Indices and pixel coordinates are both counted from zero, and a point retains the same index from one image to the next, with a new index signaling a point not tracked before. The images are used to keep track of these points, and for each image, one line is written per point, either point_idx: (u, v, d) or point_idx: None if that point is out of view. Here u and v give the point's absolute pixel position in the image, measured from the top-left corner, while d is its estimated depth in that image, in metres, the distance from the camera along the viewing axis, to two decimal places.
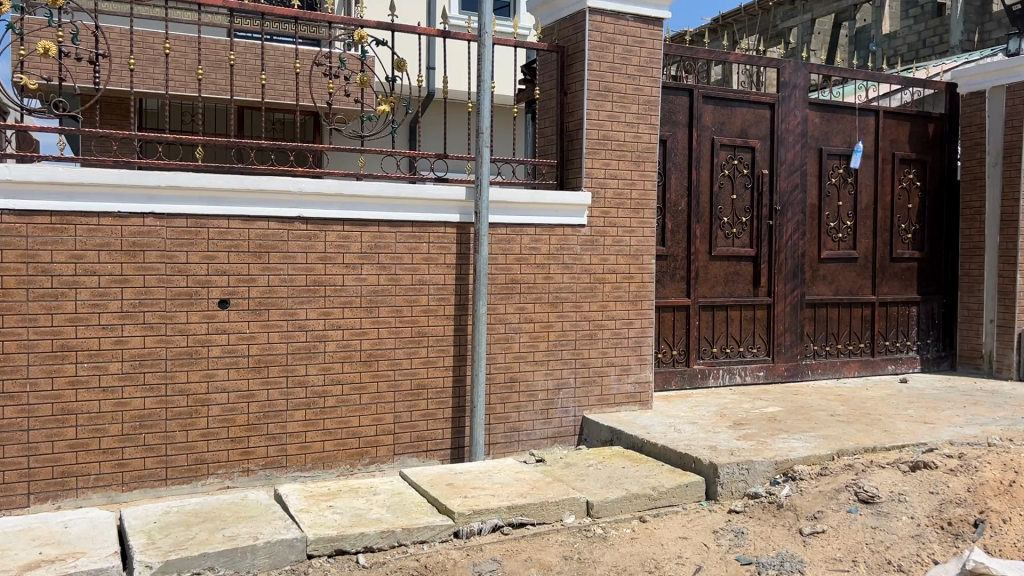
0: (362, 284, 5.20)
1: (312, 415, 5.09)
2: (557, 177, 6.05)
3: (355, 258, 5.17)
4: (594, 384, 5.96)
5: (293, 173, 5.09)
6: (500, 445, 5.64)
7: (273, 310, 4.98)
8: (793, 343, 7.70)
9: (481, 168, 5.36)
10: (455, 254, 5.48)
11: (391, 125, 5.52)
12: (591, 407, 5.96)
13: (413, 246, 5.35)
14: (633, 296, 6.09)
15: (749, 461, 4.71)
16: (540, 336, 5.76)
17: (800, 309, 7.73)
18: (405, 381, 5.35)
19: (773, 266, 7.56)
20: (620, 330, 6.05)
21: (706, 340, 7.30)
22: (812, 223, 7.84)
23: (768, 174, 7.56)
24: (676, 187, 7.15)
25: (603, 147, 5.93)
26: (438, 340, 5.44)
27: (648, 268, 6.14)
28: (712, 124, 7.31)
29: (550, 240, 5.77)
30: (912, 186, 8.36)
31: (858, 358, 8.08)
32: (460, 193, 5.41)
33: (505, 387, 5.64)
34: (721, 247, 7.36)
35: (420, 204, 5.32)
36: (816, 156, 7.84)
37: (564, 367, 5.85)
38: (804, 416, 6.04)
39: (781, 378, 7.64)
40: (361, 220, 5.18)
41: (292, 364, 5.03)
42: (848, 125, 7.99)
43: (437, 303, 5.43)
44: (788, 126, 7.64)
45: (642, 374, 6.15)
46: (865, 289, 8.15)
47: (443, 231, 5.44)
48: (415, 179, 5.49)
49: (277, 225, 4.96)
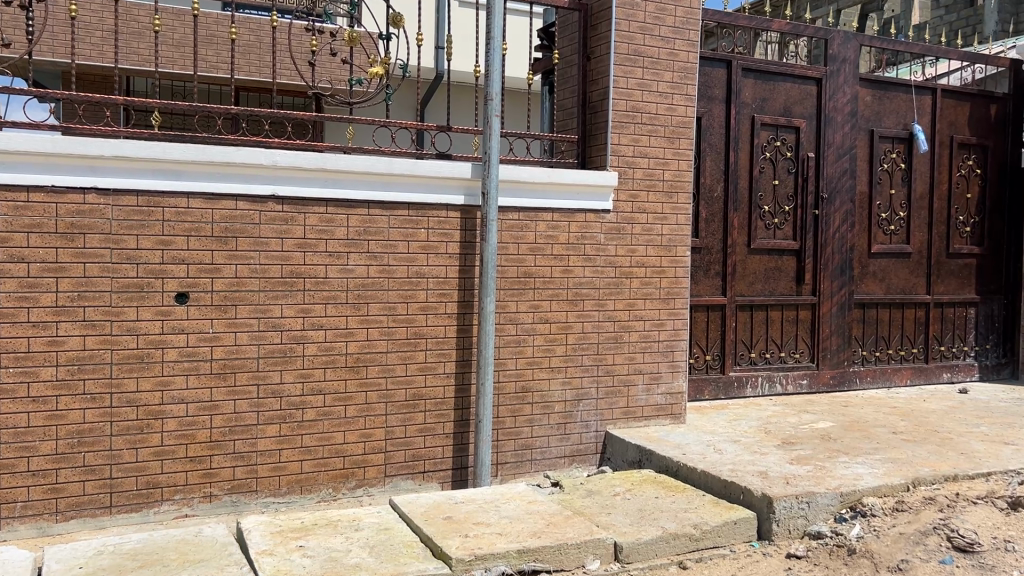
0: (349, 277, 4.42)
1: (288, 430, 4.31)
2: (579, 156, 5.24)
3: (340, 245, 4.39)
4: (618, 395, 5.15)
5: (267, 145, 4.31)
6: (510, 465, 4.85)
7: (241, 306, 4.20)
8: (840, 347, 6.88)
9: (490, 142, 4.57)
10: (459, 242, 4.68)
11: (386, 91, 4.72)
12: (615, 422, 5.15)
13: (409, 232, 4.56)
14: (664, 294, 5.27)
15: (811, 494, 3.90)
16: (556, 338, 4.96)
17: (848, 310, 6.90)
18: (399, 390, 4.56)
19: (819, 261, 6.73)
20: (650, 332, 5.24)
21: (743, 343, 6.49)
22: (862, 214, 7.00)
23: (815, 157, 6.73)
24: (712, 171, 6.33)
25: (632, 120, 5.12)
26: (438, 343, 4.65)
27: (683, 261, 5.33)
28: (752, 100, 6.49)
29: (570, 228, 4.97)
30: (972, 173, 7.49)
31: (911, 365, 7.23)
32: (465, 170, 4.62)
33: (517, 398, 4.85)
34: (761, 239, 6.54)
35: (417, 182, 4.53)
36: (867, 138, 6.99)
37: (584, 376, 5.04)
38: (862, 434, 5.21)
39: (827, 387, 6.81)
40: (348, 200, 4.39)
41: (264, 371, 4.25)
42: (903, 104, 7.13)
43: (438, 299, 4.64)
44: (837, 105, 6.80)
45: (674, 383, 5.33)
46: (920, 288, 7.30)
47: (445, 215, 4.64)
48: (415, 155, 4.68)
49: (247, 205, 4.18)
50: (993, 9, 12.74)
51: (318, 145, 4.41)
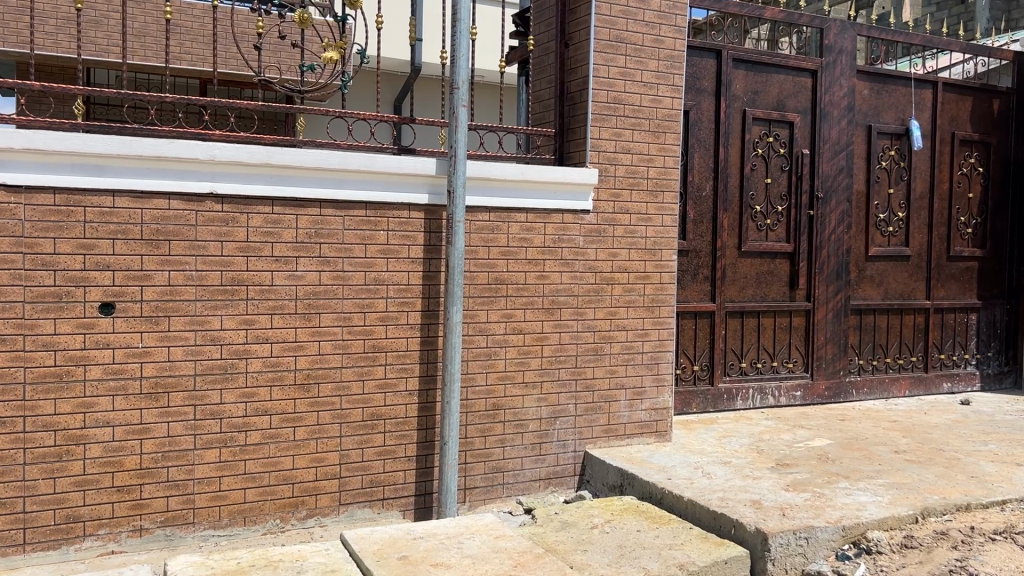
0: (298, 285, 3.98)
1: (230, 455, 3.88)
2: (556, 150, 4.82)
3: (288, 249, 3.95)
4: (598, 412, 4.73)
5: (206, 138, 3.87)
6: (479, 490, 4.43)
7: (175, 317, 3.76)
8: (836, 356, 6.48)
9: (456, 135, 4.13)
10: (423, 245, 4.25)
11: (342, 78, 4.26)
12: (595, 441, 4.73)
13: (367, 234, 4.12)
14: (648, 302, 4.86)
15: (809, 529, 3.50)
16: (531, 350, 4.53)
17: (844, 316, 6.51)
18: (355, 410, 4.12)
19: (813, 265, 6.34)
20: (633, 343, 4.82)
21: (734, 352, 6.09)
22: (859, 214, 6.61)
23: (809, 154, 6.33)
24: (700, 168, 5.92)
25: (614, 112, 4.70)
26: (399, 357, 4.22)
27: (669, 266, 4.92)
28: (744, 93, 6.08)
29: (546, 230, 4.55)
30: (973, 172, 7.12)
31: (909, 375, 6.85)
32: (429, 166, 4.19)
33: (486, 416, 4.43)
34: (753, 242, 6.14)
35: (375, 179, 4.11)
36: (865, 134, 6.60)
37: (561, 391, 4.62)
38: (862, 453, 4.81)
39: (821, 398, 6.41)
40: (297, 199, 3.96)
41: (201, 390, 3.81)
42: (902, 99, 6.75)
43: (398, 309, 4.21)
44: (833, 98, 6.40)
45: (659, 399, 4.92)
46: (919, 292, 6.91)
47: (407, 216, 4.21)
48: (375, 148, 4.25)
49: (181, 204, 3.74)
50: (984, 7, 12.30)
51: (264, 137, 3.97)
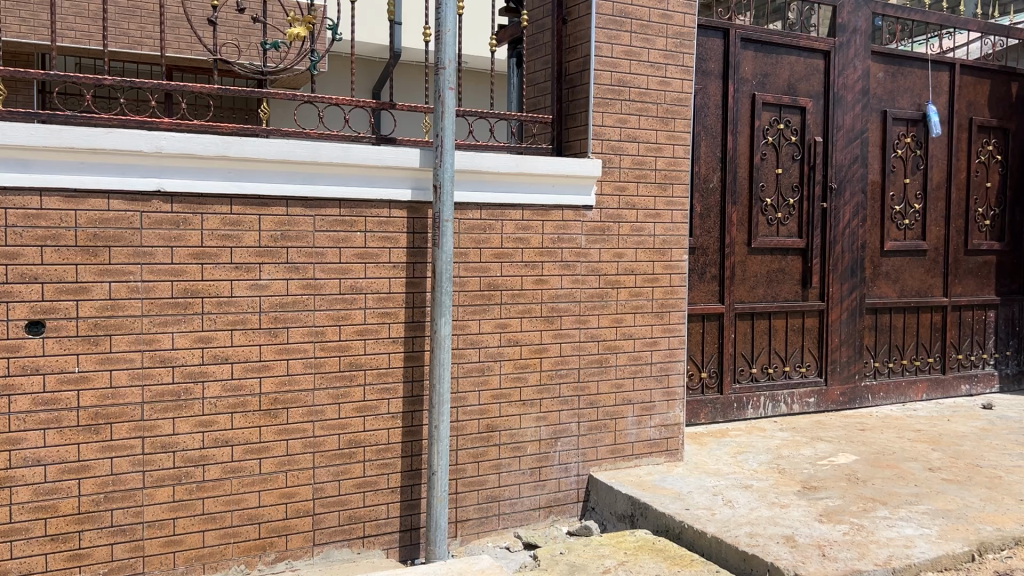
0: (262, 296, 3.46)
1: (185, 494, 3.36)
2: (555, 139, 4.31)
3: (249, 255, 3.43)
4: (604, 430, 4.25)
5: (153, 127, 3.33)
6: (473, 523, 3.93)
7: (118, 336, 3.23)
8: (851, 359, 6.04)
9: (442, 122, 3.60)
10: (406, 247, 3.74)
11: (313, 56, 3.71)
12: (599, 463, 4.25)
13: (341, 237, 3.60)
14: (657, 307, 4.37)
15: (856, 575, 3.04)
16: (529, 364, 4.04)
17: (859, 316, 6.06)
18: (330, 437, 3.62)
19: (827, 261, 5.88)
20: (641, 353, 4.34)
21: (744, 357, 5.62)
22: (874, 207, 6.15)
23: (822, 142, 5.86)
24: (707, 158, 5.44)
25: (618, 96, 4.19)
26: (380, 376, 3.71)
27: (680, 267, 4.44)
28: (753, 76, 5.59)
29: (544, 229, 4.05)
30: (991, 160, 6.68)
31: (926, 377, 6.42)
32: (412, 158, 3.67)
33: (479, 440, 3.93)
34: (763, 237, 5.67)
35: (350, 173, 3.58)
36: (879, 120, 6.14)
37: (563, 409, 4.13)
38: (894, 472, 4.36)
39: (836, 405, 5.97)
40: (259, 197, 3.43)
41: (151, 421, 3.29)
42: (918, 82, 6.29)
43: (379, 321, 3.69)
44: (846, 82, 5.93)
45: (669, 414, 4.44)
46: (936, 289, 6.48)
47: (388, 215, 3.69)
48: (351, 138, 3.73)
49: (123, 204, 3.21)
50: None
51: (220, 126, 3.45)
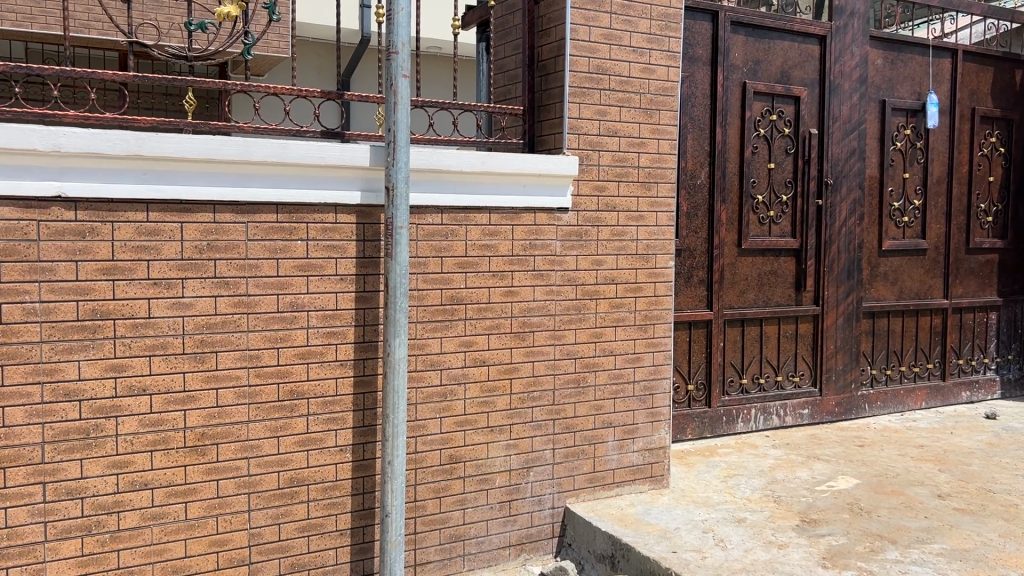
0: (186, 317, 3.00)
1: (96, 546, 2.90)
2: (526, 132, 3.85)
3: (170, 269, 2.97)
4: (581, 457, 3.82)
5: (54, 120, 2.86)
6: (434, 566, 3.50)
7: (11, 366, 2.76)
8: (847, 367, 5.65)
9: (394, 115, 3.13)
10: (355, 257, 3.28)
11: (248, 40, 3.23)
12: (577, 494, 3.83)
13: (279, 247, 3.14)
14: (640, 319, 3.95)
15: None
16: (497, 387, 3.60)
17: (855, 321, 5.67)
18: (269, 476, 3.17)
19: (822, 263, 5.47)
20: (622, 371, 3.91)
21: (733, 367, 5.21)
22: (872, 203, 5.74)
23: (817, 134, 5.44)
24: (695, 152, 5.01)
25: (597, 85, 3.75)
26: (327, 405, 3.26)
27: (666, 275, 4.01)
28: (743, 63, 5.16)
29: (513, 235, 3.60)
30: (994, 152, 6.29)
31: (925, 384, 6.04)
32: (361, 156, 3.21)
33: (441, 472, 3.49)
34: (754, 238, 5.25)
35: (288, 174, 3.12)
36: (878, 110, 5.73)
37: (535, 436, 3.70)
38: (900, 499, 3.97)
39: (831, 416, 5.58)
40: (181, 202, 2.97)
41: (53, 463, 2.83)
42: (919, 69, 5.88)
43: (324, 342, 3.24)
44: (843, 69, 5.51)
45: (653, 437, 4.02)
46: (937, 290, 6.09)
47: (334, 221, 3.24)
48: (291, 133, 3.26)
49: (16, 212, 2.74)
50: None
51: (136, 119, 2.97)
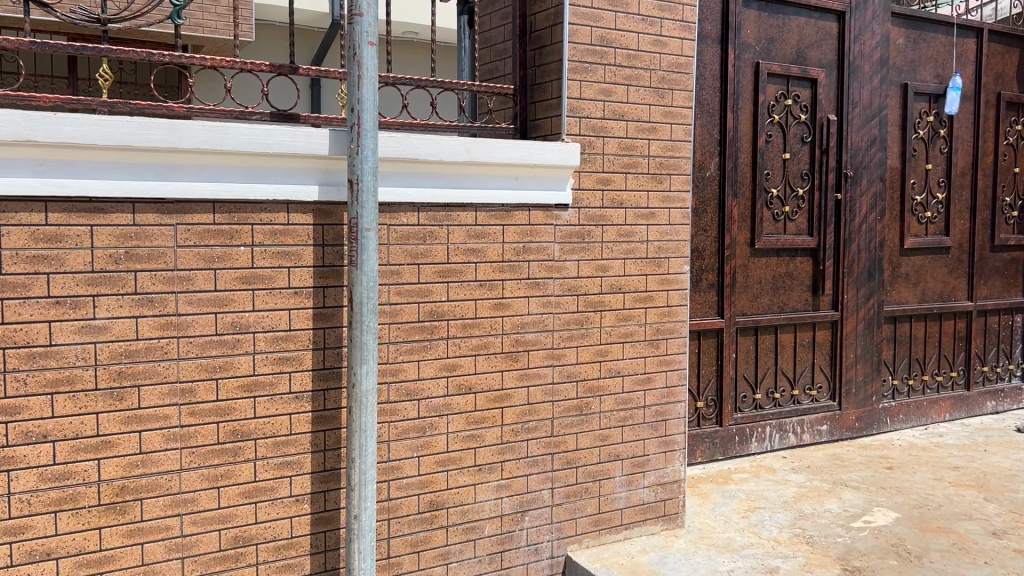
0: (100, 343, 2.41)
1: None
2: (517, 115, 3.28)
3: (77, 283, 2.37)
4: (585, 497, 3.27)
5: None
6: None
7: None
8: (867, 378, 5.13)
9: (358, 91, 2.54)
10: (313, 266, 2.69)
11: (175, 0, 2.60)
12: (579, 540, 3.27)
13: (218, 254, 2.55)
14: (651, 334, 3.39)
15: None
16: (486, 419, 3.03)
17: (876, 327, 5.15)
18: (208, 536, 2.59)
19: (841, 264, 4.94)
20: (631, 395, 3.36)
21: (746, 381, 4.67)
22: (893, 198, 5.22)
23: (836, 121, 4.91)
24: (703, 140, 4.45)
25: (601, 59, 3.18)
26: (280, 447, 2.68)
27: (679, 282, 3.45)
28: (757, 41, 4.60)
29: (504, 237, 3.03)
30: (1019, 141, 5.79)
31: (949, 395, 5.54)
32: (318, 142, 2.62)
33: (419, 523, 2.92)
34: (768, 236, 4.71)
35: (227, 164, 2.53)
36: (899, 95, 5.20)
37: (531, 474, 3.13)
38: (953, 539, 3.45)
39: (851, 432, 5.07)
40: (91, 201, 2.37)
41: None
42: (942, 50, 5.35)
43: (275, 371, 2.66)
44: (864, 49, 4.97)
45: (666, 470, 3.47)
46: (961, 292, 5.58)
47: (285, 222, 2.65)
48: (233, 115, 2.66)
49: None
50: None
51: (33, 97, 2.36)
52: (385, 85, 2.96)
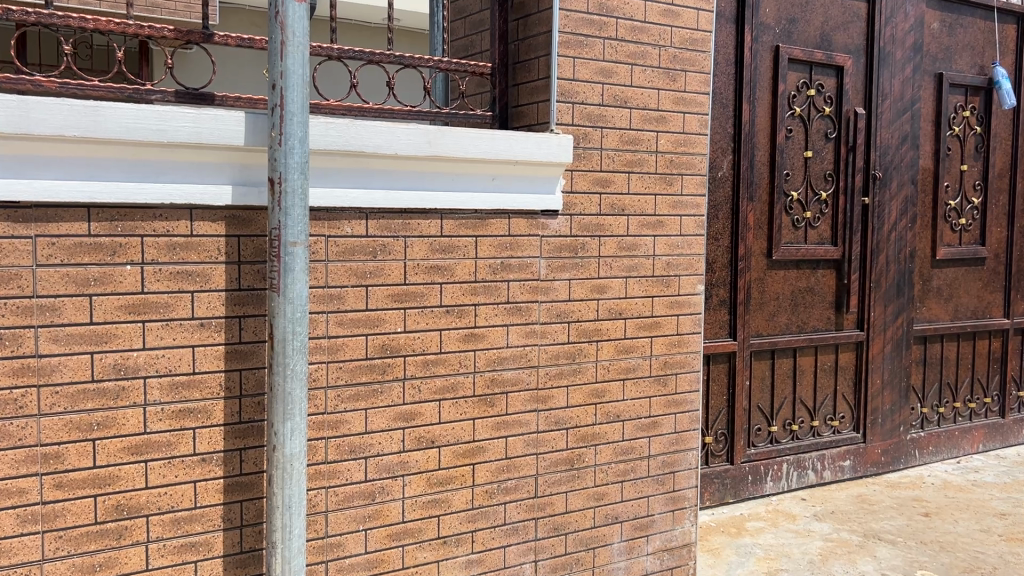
0: None
1: None
2: (496, 100, 2.66)
3: None
4: (576, 569, 2.66)
5: None
6: None
7: None
8: (894, 406, 4.54)
9: (281, 62, 1.92)
10: (225, 291, 2.08)
11: None
12: None
13: (96, 275, 1.93)
14: (657, 369, 2.78)
15: None
16: (453, 479, 2.42)
17: (905, 349, 4.56)
18: None
19: (867, 277, 4.35)
20: (634, 443, 2.75)
21: (761, 412, 4.07)
22: (925, 202, 4.63)
23: (864, 115, 4.31)
24: (715, 136, 3.84)
25: (599, 31, 2.57)
26: (180, 525, 2.07)
27: (692, 304, 2.84)
28: (777, 22, 4.00)
29: (477, 252, 2.42)
30: None
31: (982, 424, 4.96)
32: (231, 129, 2.00)
33: None
34: (787, 246, 4.11)
35: (108, 156, 1.91)
36: (933, 86, 4.61)
37: (509, 545, 2.53)
38: None
39: (876, 468, 4.48)
40: None
41: None
42: (980, 36, 4.76)
43: (174, 428, 2.04)
44: (895, 33, 4.38)
45: (674, 532, 2.87)
46: (997, 308, 4.99)
47: (187, 232, 2.03)
48: (123, 93, 2.04)
49: None
50: None
51: None
52: (327, 59, 2.34)
